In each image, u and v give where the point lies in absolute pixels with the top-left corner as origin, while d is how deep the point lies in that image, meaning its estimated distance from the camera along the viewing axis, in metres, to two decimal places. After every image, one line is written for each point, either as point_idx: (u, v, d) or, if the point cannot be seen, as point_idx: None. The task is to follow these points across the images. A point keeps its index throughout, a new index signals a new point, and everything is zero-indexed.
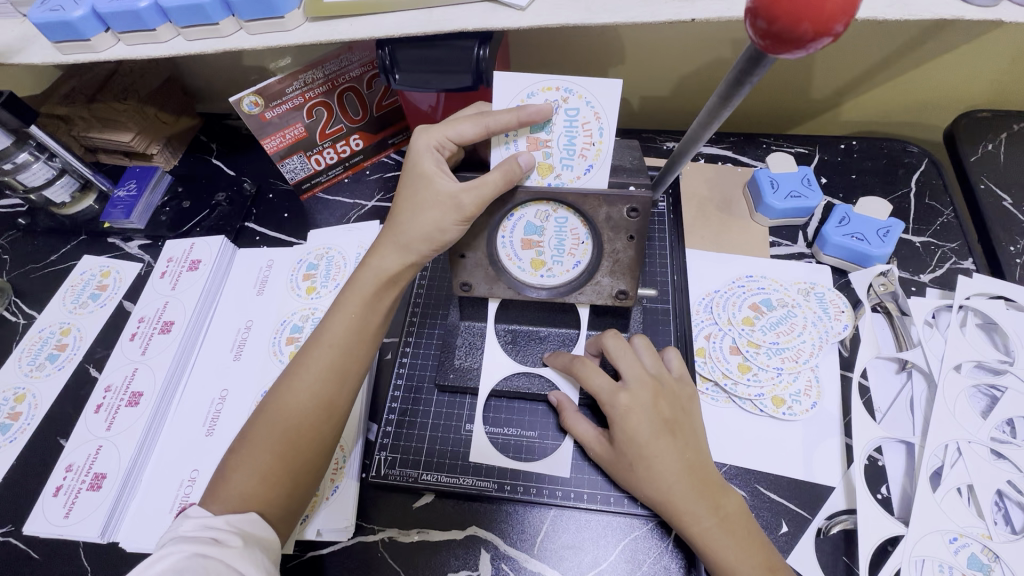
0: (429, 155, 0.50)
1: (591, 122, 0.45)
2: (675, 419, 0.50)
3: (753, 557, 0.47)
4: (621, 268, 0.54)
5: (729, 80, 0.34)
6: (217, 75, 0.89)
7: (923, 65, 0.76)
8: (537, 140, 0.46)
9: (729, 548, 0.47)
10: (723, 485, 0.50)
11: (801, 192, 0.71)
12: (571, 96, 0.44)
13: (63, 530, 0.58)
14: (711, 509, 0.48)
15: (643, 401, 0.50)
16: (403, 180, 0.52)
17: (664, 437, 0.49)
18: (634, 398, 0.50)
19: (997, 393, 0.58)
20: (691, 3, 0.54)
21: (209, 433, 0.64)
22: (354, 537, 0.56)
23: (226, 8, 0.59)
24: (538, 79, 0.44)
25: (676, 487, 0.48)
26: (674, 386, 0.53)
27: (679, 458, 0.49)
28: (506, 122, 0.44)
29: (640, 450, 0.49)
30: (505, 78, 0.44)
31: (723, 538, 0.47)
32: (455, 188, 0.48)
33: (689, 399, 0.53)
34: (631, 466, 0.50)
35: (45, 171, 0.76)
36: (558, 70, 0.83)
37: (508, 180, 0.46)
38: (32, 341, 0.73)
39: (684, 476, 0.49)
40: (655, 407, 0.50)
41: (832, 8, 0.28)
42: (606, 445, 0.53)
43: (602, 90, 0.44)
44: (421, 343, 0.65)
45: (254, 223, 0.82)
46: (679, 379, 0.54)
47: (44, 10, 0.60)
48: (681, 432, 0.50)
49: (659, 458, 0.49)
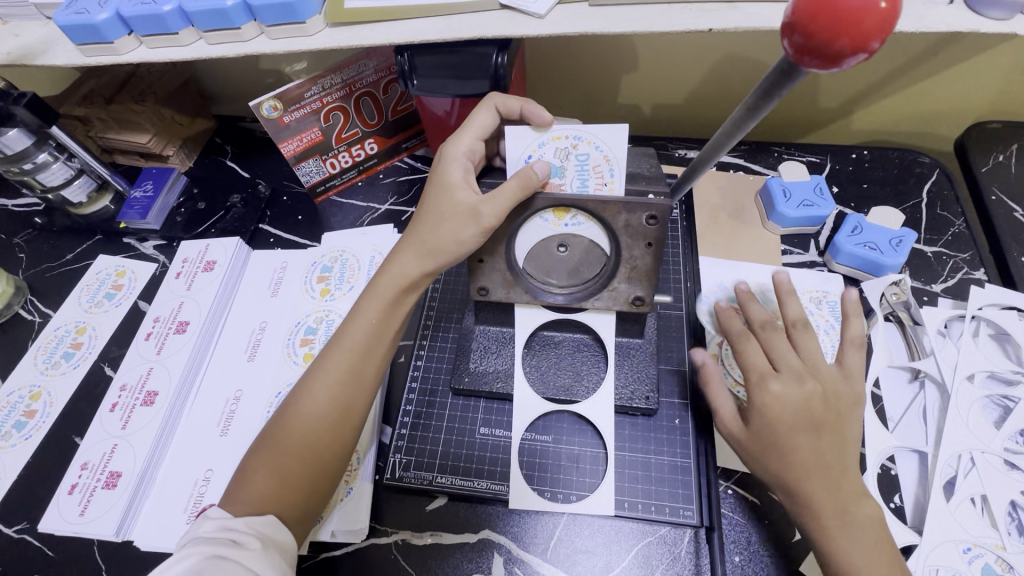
0: (457, 164, 0.53)
1: (602, 165, 0.49)
2: (824, 428, 0.48)
3: (880, 567, 0.44)
4: (638, 276, 0.55)
5: (756, 93, 0.32)
6: (234, 79, 0.90)
7: (935, 76, 0.77)
8: (551, 184, 0.51)
9: (858, 552, 0.45)
10: (863, 493, 0.47)
11: (880, 248, 0.67)
12: (580, 142, 0.49)
13: (79, 528, 0.58)
14: (839, 511, 0.46)
15: (792, 395, 0.48)
16: (427, 192, 0.54)
17: (811, 437, 0.47)
18: (784, 388, 0.49)
19: (1010, 403, 0.58)
20: (707, 13, 0.55)
21: (222, 434, 0.64)
22: (367, 539, 0.56)
23: (248, 14, 0.60)
24: (548, 130, 0.49)
25: (805, 482, 0.47)
26: (834, 387, 0.49)
27: (818, 455, 0.47)
28: (512, 105, 0.55)
29: (778, 439, 0.48)
30: (514, 133, 0.49)
31: (847, 541, 0.45)
32: (475, 199, 0.50)
33: (848, 402, 0.49)
34: (754, 457, 0.50)
35: (64, 171, 0.77)
36: (572, 78, 0.84)
37: (525, 189, 0.48)
38: (47, 340, 0.74)
39: (817, 477, 0.47)
40: (807, 405, 0.48)
41: (872, 25, 0.27)
42: (741, 425, 0.51)
43: (611, 137, 0.48)
44: (435, 347, 0.66)
45: (268, 225, 0.83)
46: (846, 377, 0.51)
47: (68, 13, 0.61)
48: (827, 434, 0.48)
49: (853, 490, 0.47)
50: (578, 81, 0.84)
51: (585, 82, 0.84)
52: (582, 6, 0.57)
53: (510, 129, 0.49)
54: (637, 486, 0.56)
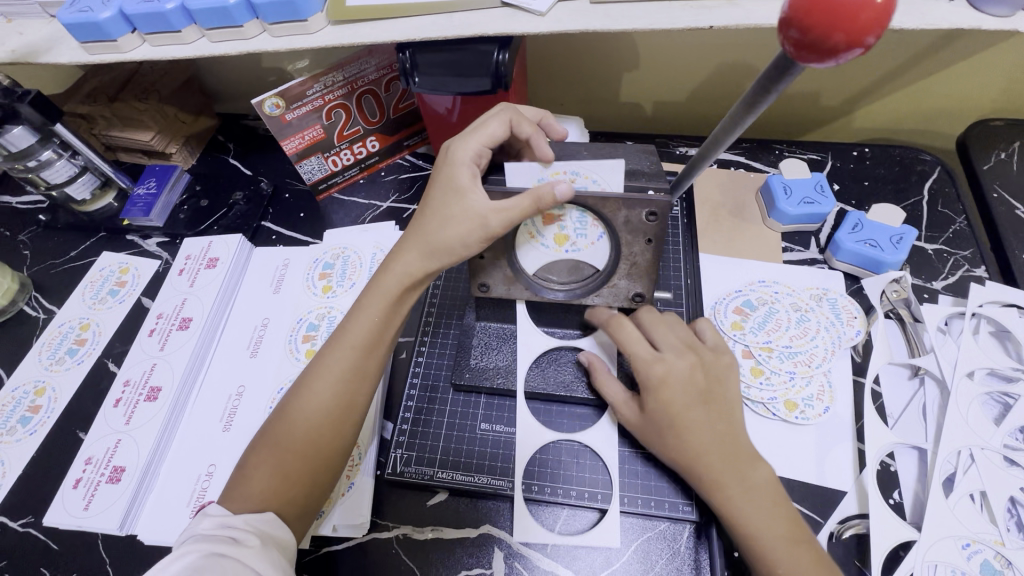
0: (464, 168, 0.52)
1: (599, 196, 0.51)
2: (710, 397, 0.52)
3: (779, 525, 0.47)
4: (638, 272, 0.56)
5: (753, 87, 0.32)
6: (237, 77, 0.91)
7: (937, 73, 0.77)
8: (551, 217, 0.54)
9: (757, 515, 0.48)
10: (755, 457, 0.51)
11: (879, 244, 0.68)
12: (578, 177, 0.51)
13: (83, 522, 0.59)
14: (739, 478, 0.49)
15: (679, 371, 0.53)
16: (433, 192, 0.54)
17: (697, 407, 0.52)
18: (669, 366, 0.53)
19: (1010, 400, 0.58)
20: (709, 10, 0.55)
21: (225, 429, 0.64)
22: (368, 534, 0.56)
23: (250, 12, 0.60)
24: (547, 165, 0.51)
25: (704, 456, 0.50)
26: (714, 358, 0.55)
27: (711, 428, 0.51)
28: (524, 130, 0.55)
29: (673, 417, 0.51)
30: (517, 166, 0.51)
31: (749, 506, 0.48)
32: (484, 208, 0.50)
33: (727, 371, 0.55)
34: (651, 437, 0.53)
35: (67, 169, 0.78)
36: (573, 76, 0.84)
37: (537, 206, 0.48)
38: (52, 336, 0.74)
39: (716, 449, 0.50)
40: (692, 378, 0.53)
41: (867, 20, 0.27)
42: (635, 411, 0.55)
43: (606, 171, 0.50)
44: (436, 343, 0.66)
45: (270, 222, 0.83)
46: (719, 350, 0.57)
47: (72, 11, 0.61)
48: (715, 405, 0.52)
49: (747, 453, 0.50)
50: (579, 79, 0.84)
51: (586, 79, 0.84)
52: (583, 3, 0.57)
53: (510, 164, 0.51)
54: (636, 481, 0.56)
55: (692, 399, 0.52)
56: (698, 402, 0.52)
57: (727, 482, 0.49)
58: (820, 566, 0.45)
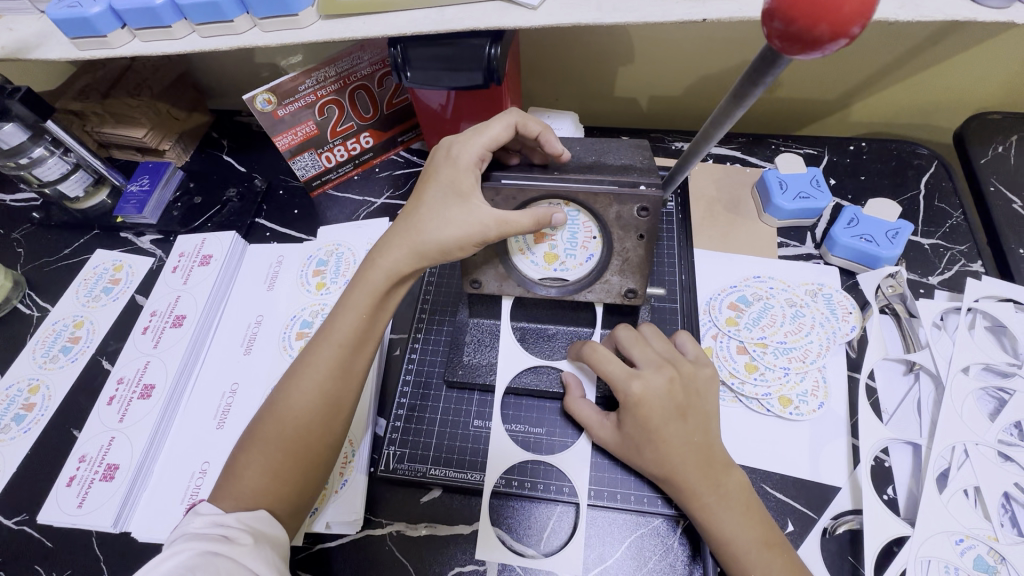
0: (468, 172, 0.52)
1: (590, 221, 0.54)
2: (687, 410, 0.52)
3: (751, 532, 0.48)
4: (630, 268, 0.55)
5: (742, 77, 0.32)
6: (230, 73, 0.90)
7: (935, 66, 0.76)
8: (544, 235, 0.56)
9: (731, 523, 0.48)
10: (728, 463, 0.52)
11: (875, 239, 0.67)
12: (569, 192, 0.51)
13: (77, 519, 0.59)
14: (712, 487, 0.50)
15: (656, 387, 0.52)
16: (428, 190, 0.53)
17: (675, 422, 0.51)
18: (647, 384, 0.52)
19: (1006, 395, 0.58)
20: (703, 3, 0.54)
21: (219, 426, 0.64)
22: (362, 531, 0.56)
23: (240, 6, 0.60)
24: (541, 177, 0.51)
25: (680, 467, 0.50)
26: (691, 370, 0.55)
27: (688, 441, 0.51)
28: (532, 130, 0.55)
29: (650, 434, 0.51)
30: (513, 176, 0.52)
31: (724, 513, 0.49)
32: (488, 214, 0.49)
33: (705, 382, 0.55)
34: (630, 453, 0.53)
35: (60, 166, 0.77)
36: (568, 72, 0.83)
37: (536, 225, 0.49)
38: (45, 334, 0.74)
39: (691, 461, 0.50)
40: (669, 393, 0.52)
41: (851, 11, 0.27)
42: (613, 429, 0.55)
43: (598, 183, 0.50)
44: (429, 340, 0.66)
45: (264, 219, 0.83)
46: (696, 362, 0.57)
47: (62, 6, 0.60)
48: (692, 417, 0.52)
49: (721, 461, 0.51)
50: (574, 74, 0.84)
51: (582, 74, 0.84)
52: None
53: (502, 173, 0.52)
54: (629, 477, 0.56)
55: (669, 414, 0.51)
56: (674, 417, 0.51)
57: (702, 494, 0.50)
58: (791, 567, 0.47)
